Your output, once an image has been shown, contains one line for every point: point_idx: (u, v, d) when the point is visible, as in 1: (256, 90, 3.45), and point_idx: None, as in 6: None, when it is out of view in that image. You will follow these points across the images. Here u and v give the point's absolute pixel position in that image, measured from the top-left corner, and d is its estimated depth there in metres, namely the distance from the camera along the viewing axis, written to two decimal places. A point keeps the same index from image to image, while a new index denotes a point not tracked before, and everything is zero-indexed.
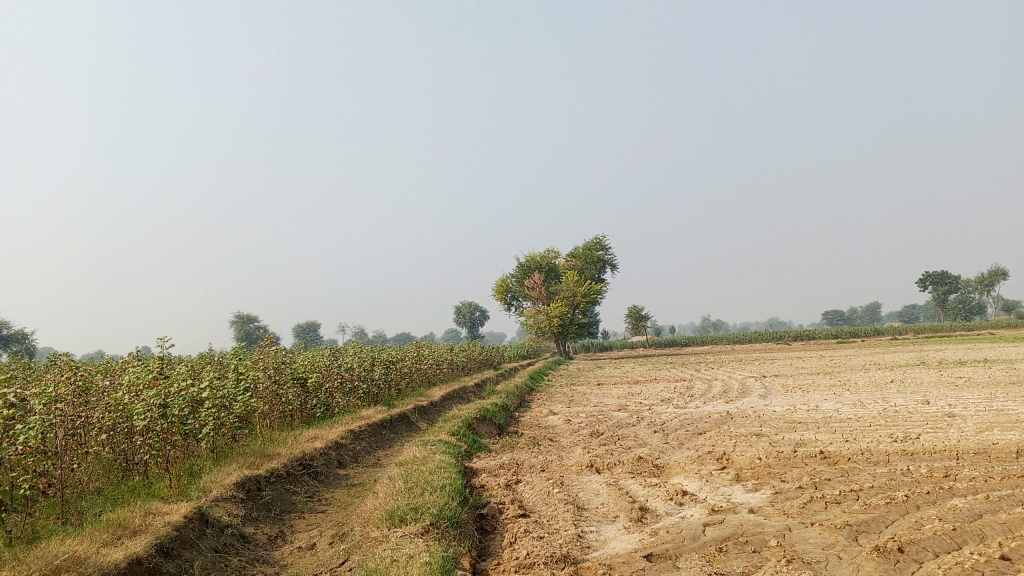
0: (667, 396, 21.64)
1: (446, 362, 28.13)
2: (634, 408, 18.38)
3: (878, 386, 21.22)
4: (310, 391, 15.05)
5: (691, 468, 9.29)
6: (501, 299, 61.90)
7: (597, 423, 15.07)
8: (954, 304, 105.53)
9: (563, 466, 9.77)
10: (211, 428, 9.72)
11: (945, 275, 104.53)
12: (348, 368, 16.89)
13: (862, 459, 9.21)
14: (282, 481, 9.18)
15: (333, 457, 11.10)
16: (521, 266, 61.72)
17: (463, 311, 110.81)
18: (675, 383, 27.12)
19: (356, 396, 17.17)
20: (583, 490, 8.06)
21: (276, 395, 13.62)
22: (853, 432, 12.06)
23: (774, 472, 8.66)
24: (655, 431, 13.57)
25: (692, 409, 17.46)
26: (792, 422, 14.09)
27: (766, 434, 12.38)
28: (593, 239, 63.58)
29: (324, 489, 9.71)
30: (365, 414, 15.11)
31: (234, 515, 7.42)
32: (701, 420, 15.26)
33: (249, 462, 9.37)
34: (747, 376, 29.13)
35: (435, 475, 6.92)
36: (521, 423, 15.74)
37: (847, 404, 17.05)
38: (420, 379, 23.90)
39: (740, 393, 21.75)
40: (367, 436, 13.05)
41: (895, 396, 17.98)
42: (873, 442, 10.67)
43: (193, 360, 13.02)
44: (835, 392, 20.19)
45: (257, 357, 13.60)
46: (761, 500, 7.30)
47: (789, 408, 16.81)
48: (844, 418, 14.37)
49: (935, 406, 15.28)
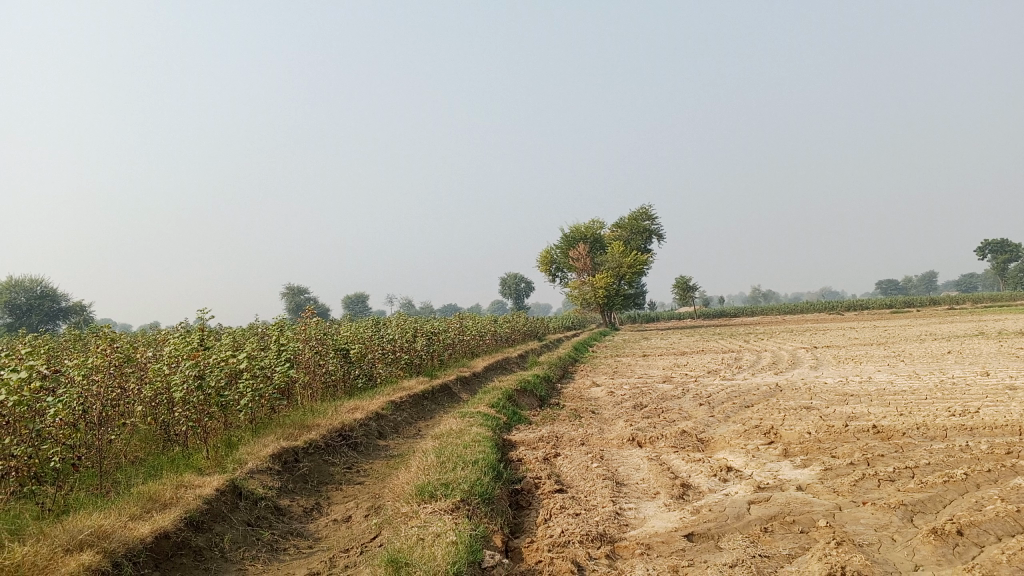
0: (714, 367, 21.22)
1: (490, 333, 28.03)
2: (679, 380, 18.03)
3: (934, 358, 20.50)
4: (352, 362, 15.02)
5: (736, 442, 8.97)
6: (546, 270, 61.58)
7: (641, 395, 14.78)
8: (1015, 273, 102.17)
9: (604, 439, 9.52)
10: (249, 399, 9.69)
11: (1005, 244, 101.15)
12: (390, 338, 16.84)
13: (918, 434, 8.79)
14: (320, 453, 9.11)
15: (374, 428, 11.02)
16: (566, 236, 61.25)
17: (509, 282, 110.72)
18: (723, 355, 26.65)
19: (398, 367, 17.12)
20: (623, 465, 7.81)
21: (317, 366, 13.60)
22: (908, 405, 11.58)
23: (824, 448, 8.30)
24: (701, 404, 13.24)
25: (739, 381, 17.07)
26: (844, 394, 13.64)
27: (817, 407, 11.97)
28: (639, 209, 62.75)
29: (363, 460, 9.64)
30: (406, 385, 15.03)
31: (270, 487, 7.36)
32: (749, 392, 14.87)
33: (286, 434, 9.32)
34: (797, 347, 28.46)
35: (470, 448, 6.73)
36: (563, 395, 15.54)
37: (902, 376, 16.48)
38: (464, 350, 23.83)
39: (789, 365, 21.23)
40: (408, 406, 12.96)
41: (952, 369, 17.32)
42: (929, 416, 10.21)
43: (235, 331, 13.04)
44: (889, 364, 19.57)
45: (298, 328, 13.57)
46: (810, 477, 6.98)
47: (840, 380, 16.32)
48: (899, 390, 13.86)
49: (995, 379, 14.65)
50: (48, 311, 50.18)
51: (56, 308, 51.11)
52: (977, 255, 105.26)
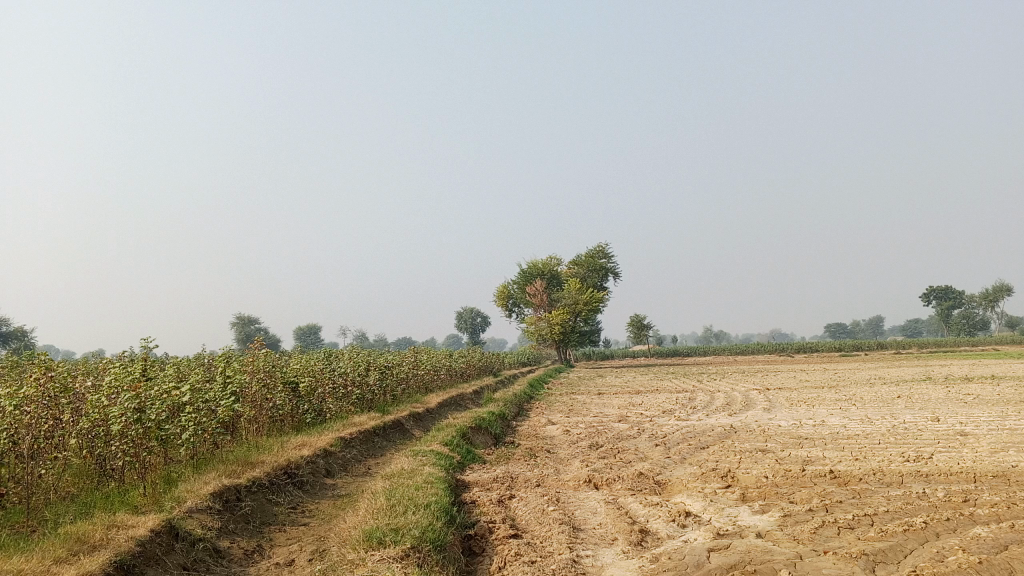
0: (669, 407, 21.17)
1: (445, 368, 27.69)
2: (634, 420, 17.92)
3: (885, 402, 20.68)
4: (301, 395, 14.61)
5: (693, 486, 8.83)
6: (502, 305, 61.44)
7: (596, 435, 14.61)
8: (957, 319, 104.93)
9: (559, 481, 9.30)
10: (192, 433, 9.29)
11: (949, 290, 103.96)
12: (342, 372, 16.45)
13: (874, 480, 8.75)
14: (263, 491, 8.74)
15: (321, 466, 10.66)
16: (523, 272, 61.30)
17: (464, 317, 110.31)
18: (677, 394, 26.68)
19: (349, 402, 16.72)
20: (579, 508, 7.60)
21: (265, 400, 13.18)
22: (862, 450, 11.58)
23: (782, 493, 8.20)
24: (656, 444, 13.11)
25: (694, 422, 17.01)
26: (798, 438, 13.63)
27: (772, 451, 11.91)
28: (596, 247, 63.16)
29: (309, 499, 9.28)
30: (357, 420, 14.65)
31: (209, 528, 7.00)
32: (703, 433, 14.80)
33: (229, 470, 8.93)
34: (750, 388, 28.62)
35: (421, 491, 6.46)
36: (518, 433, 15.30)
37: (854, 419, 16.57)
38: (417, 385, 23.46)
39: (743, 406, 21.26)
40: (358, 443, 12.61)
41: (903, 413, 17.48)
42: (884, 462, 10.20)
43: (179, 361, 12.58)
44: (841, 407, 19.71)
45: (246, 360, 13.16)
46: (769, 524, 6.84)
47: (794, 423, 16.35)
48: (852, 434, 13.90)
49: (945, 424, 14.80)
50: None
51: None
52: (922, 301, 107.95)
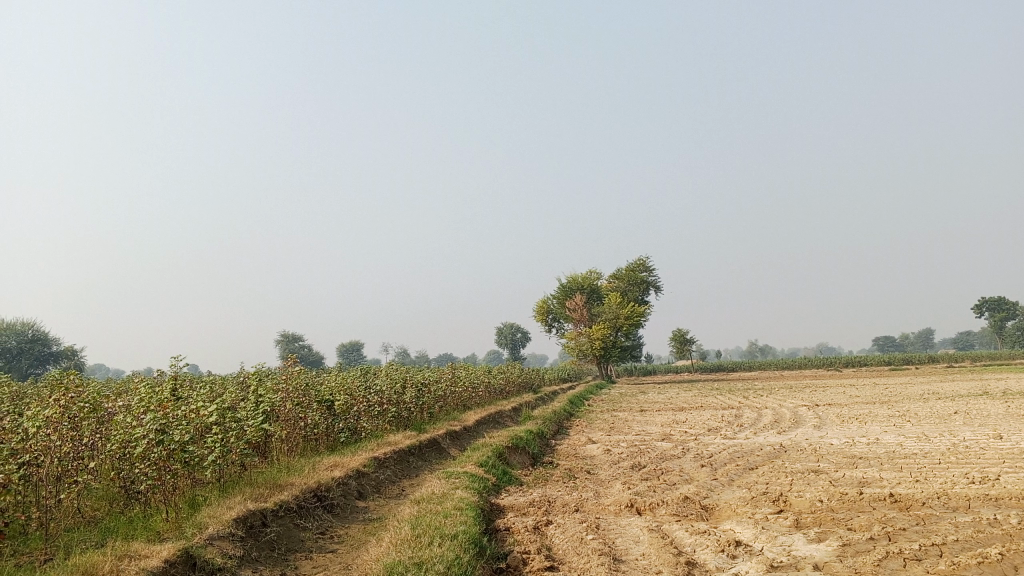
0: (713, 425, 20.49)
1: (484, 385, 27.31)
2: (678, 438, 17.31)
3: (942, 418, 19.76)
4: (336, 414, 14.33)
5: (742, 511, 8.30)
6: (542, 321, 60.96)
7: (638, 455, 14.07)
8: (1012, 331, 101.72)
9: (599, 505, 8.83)
10: (217, 455, 8.99)
11: (1003, 301, 100.98)
12: (378, 390, 16.16)
13: (939, 504, 8.14)
14: (290, 516, 8.42)
15: (353, 488, 10.32)
16: (563, 287, 60.80)
17: (505, 333, 110.00)
18: (722, 410, 25.98)
19: (385, 420, 16.39)
20: (621, 536, 7.13)
21: (300, 419, 12.92)
22: (922, 471, 10.89)
23: (838, 519, 7.64)
24: (702, 465, 12.54)
25: (740, 440, 16.36)
26: (852, 457, 12.95)
27: (825, 471, 11.29)
28: (637, 261, 62.44)
29: (339, 524, 8.93)
30: (392, 439, 14.31)
31: (230, 556, 6.69)
32: (751, 452, 14.18)
33: (255, 494, 8.61)
34: (798, 404, 27.74)
35: (450, 519, 6.06)
36: (557, 453, 14.82)
37: (910, 437, 15.78)
38: (455, 402, 23.11)
39: (791, 423, 20.51)
40: (392, 463, 12.25)
41: (961, 430, 16.63)
42: (947, 484, 9.53)
43: (211, 380, 12.36)
44: (895, 424, 18.86)
45: (278, 378, 12.91)
46: (827, 555, 6.30)
47: (846, 441, 15.64)
48: (910, 453, 13.18)
49: (1009, 441, 13.98)
50: (39, 355, 49.39)
51: (47, 351, 50.32)
52: (975, 312, 105.04)
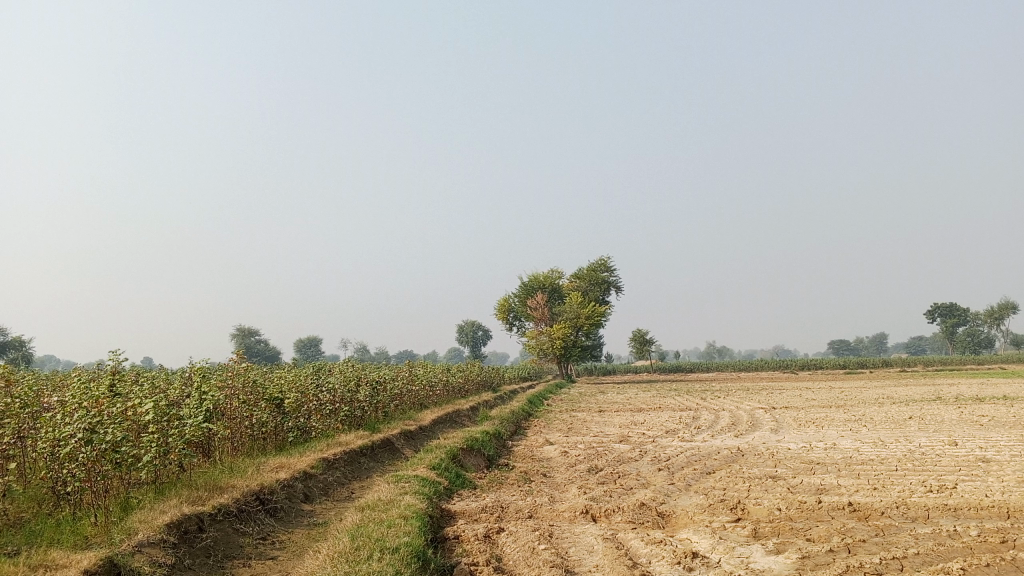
0: (671, 427, 20.36)
1: (441, 383, 26.95)
2: (636, 440, 17.14)
3: (897, 423, 19.86)
4: (285, 412, 13.87)
5: (700, 519, 8.09)
6: (503, 319, 60.70)
7: (595, 457, 13.82)
8: (963, 337, 103.85)
9: (553, 511, 8.55)
10: (154, 456, 8.53)
11: (954, 308, 103.15)
12: (330, 388, 15.70)
13: (898, 514, 8.00)
14: (229, 520, 8.01)
15: (299, 490, 9.92)
16: (525, 286, 60.57)
17: (466, 330, 109.51)
18: (680, 412, 25.93)
19: (337, 419, 15.95)
20: (574, 546, 6.85)
21: (247, 417, 12.45)
22: (879, 477, 10.81)
23: (797, 529, 7.46)
24: (659, 469, 12.34)
25: (698, 444, 16.24)
26: (810, 462, 12.85)
27: (782, 477, 11.16)
28: (599, 260, 62.49)
29: (282, 528, 8.54)
30: (344, 439, 13.89)
31: (159, 564, 6.29)
32: (709, 456, 14.03)
33: (192, 496, 8.18)
34: (755, 407, 27.78)
35: (394, 529, 5.73)
36: (513, 455, 14.54)
37: (867, 442, 15.75)
38: (412, 400, 22.71)
39: (749, 426, 20.46)
40: (343, 464, 11.85)
41: (916, 435, 16.68)
42: (904, 492, 9.43)
43: (151, 376, 11.82)
44: (851, 428, 18.89)
45: (224, 375, 12.42)
46: (787, 568, 6.08)
47: (803, 446, 15.59)
48: (867, 459, 13.14)
49: (963, 448, 14.02)
50: None
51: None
52: (927, 318, 107.14)
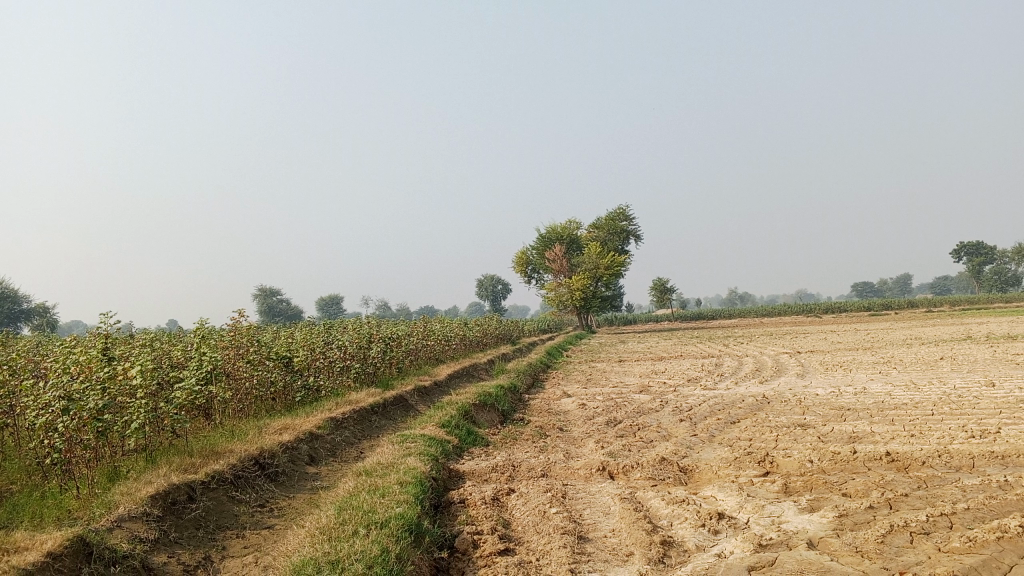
0: (694, 375, 19.77)
1: (459, 337, 26.49)
2: (657, 390, 16.57)
3: (928, 365, 19.18)
4: (294, 370, 13.42)
5: (725, 474, 7.53)
6: (521, 271, 60.12)
7: (615, 409, 13.27)
8: (989, 276, 102.12)
9: (568, 469, 8.02)
10: (143, 423, 8.06)
11: (980, 246, 101.22)
12: (340, 345, 15.23)
13: (940, 464, 7.40)
14: (224, 488, 7.57)
15: (303, 452, 9.47)
16: (542, 237, 59.76)
17: (485, 284, 109.11)
18: (702, 360, 25.32)
19: (349, 377, 15.51)
20: (589, 508, 6.32)
21: (253, 378, 12.01)
22: (915, 423, 10.18)
23: (830, 483, 6.89)
24: (681, 420, 11.76)
25: (722, 392, 15.68)
26: (840, 409, 12.23)
27: (812, 425, 10.57)
28: (617, 209, 61.48)
29: (282, 494, 8.09)
30: (354, 397, 13.42)
31: (141, 541, 5.84)
32: (733, 405, 13.46)
33: (183, 463, 7.71)
34: (779, 352, 27.11)
35: (388, 500, 5.22)
36: (530, 409, 14.03)
37: (898, 386, 15.10)
38: (427, 354, 22.26)
39: (774, 372, 19.81)
40: (352, 423, 11.39)
41: (950, 377, 15.98)
42: (945, 439, 8.81)
43: (149, 338, 11.36)
44: (880, 371, 18.22)
45: (226, 335, 11.95)
46: (823, 529, 5.51)
47: (832, 391, 14.96)
48: (900, 403, 12.51)
49: (1002, 389, 13.33)
50: (10, 312, 48.15)
51: (17, 309, 48.88)
52: (953, 257, 105.39)
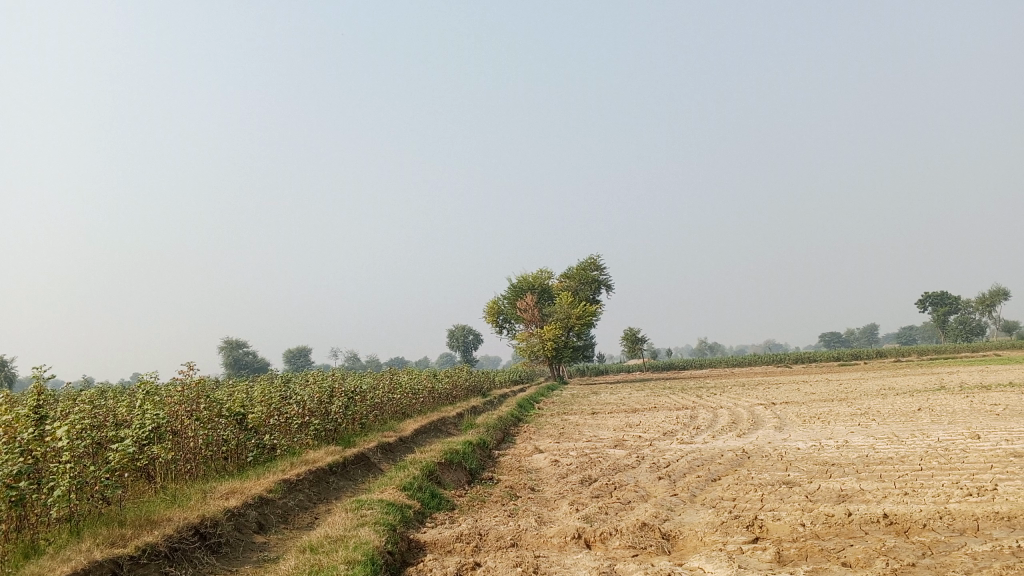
0: (669, 428, 19.15)
1: (427, 390, 25.67)
2: (632, 444, 15.92)
3: (906, 415, 18.77)
4: (247, 428, 12.62)
5: (710, 541, 6.90)
6: (492, 322, 59.44)
7: (589, 466, 12.60)
8: (954, 325, 103.40)
9: (540, 537, 7.33)
10: (69, 490, 7.26)
11: (945, 295, 102.58)
12: (298, 401, 14.43)
13: (941, 527, 6.85)
14: (156, 563, 6.78)
15: (251, 519, 8.68)
16: (513, 287, 59.26)
17: (456, 334, 108.10)
18: (677, 412, 24.74)
19: (308, 434, 14.68)
20: None
21: (202, 437, 11.20)
22: (906, 480, 9.64)
23: (827, 551, 6.29)
24: (659, 478, 11.12)
25: (700, 446, 15.09)
26: (824, 464, 11.68)
27: (797, 483, 9.99)
28: (587, 259, 61.35)
29: (223, 568, 7.30)
30: (312, 456, 12.60)
31: None
32: (712, 460, 12.85)
33: (111, 536, 6.91)
34: (754, 404, 26.57)
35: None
36: (499, 466, 13.30)
37: (881, 438, 14.58)
38: (393, 408, 21.43)
39: (750, 424, 19.26)
40: (307, 486, 10.60)
41: (932, 428, 15.51)
42: (940, 497, 8.28)
43: (88, 395, 10.54)
44: (859, 423, 17.73)
45: (174, 391, 11.15)
46: None
47: (813, 444, 14.43)
48: (886, 457, 11.99)
49: (987, 441, 12.88)
50: None
51: None
52: (918, 307, 106.61)
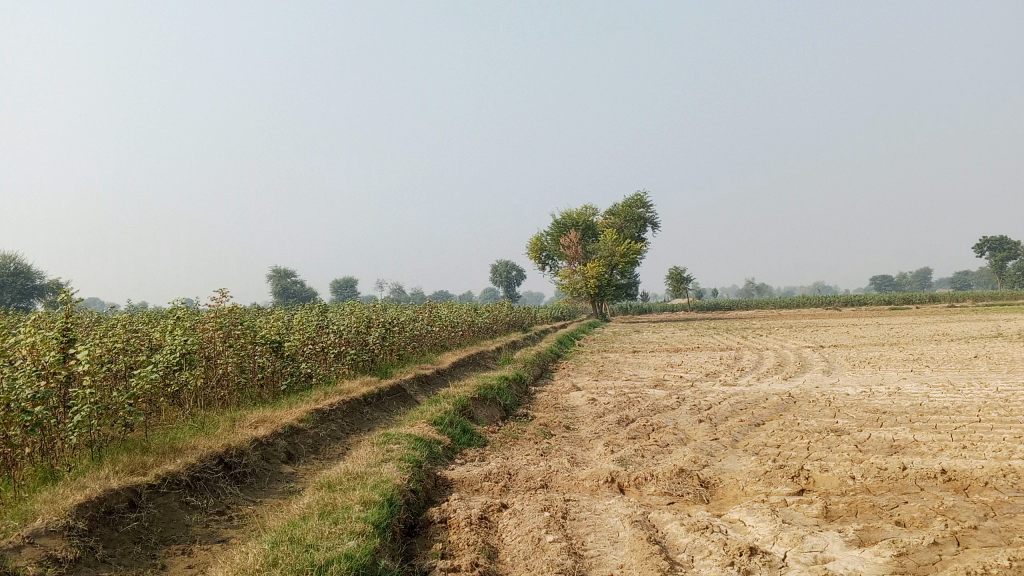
0: (711, 369, 18.67)
1: (467, 323, 25.46)
2: (673, 384, 15.50)
3: (962, 363, 18.01)
4: (282, 356, 12.47)
5: (753, 491, 6.50)
6: (535, 257, 58.98)
7: (627, 406, 12.22)
8: (1013, 271, 100.07)
9: (572, 480, 6.99)
10: (90, 415, 7.09)
11: (1004, 241, 99.00)
12: (334, 330, 14.23)
13: (1005, 486, 6.33)
14: (177, 492, 6.61)
15: (280, 449, 8.51)
16: (557, 223, 58.55)
17: (501, 269, 107.92)
18: (720, 353, 24.22)
19: (344, 364, 14.53)
20: (594, 534, 5.32)
21: (235, 364, 11.05)
22: (964, 432, 9.08)
23: (880, 507, 5.84)
24: (700, 421, 10.69)
25: (744, 389, 14.59)
26: (875, 412, 11.13)
27: (847, 431, 9.49)
28: (634, 196, 60.26)
29: (247, 499, 7.11)
30: (345, 386, 12.44)
31: (54, 562, 4.88)
32: (756, 404, 12.36)
33: (132, 463, 6.74)
34: (801, 346, 25.86)
35: (338, 543, 4.26)
36: (535, 403, 13.01)
37: (935, 386, 13.92)
38: (432, 340, 21.27)
39: (796, 367, 18.66)
40: (340, 416, 10.42)
41: (991, 378, 14.78)
42: (1002, 453, 7.73)
43: (120, 319, 10.41)
44: (912, 369, 17.03)
45: (207, 317, 10.98)
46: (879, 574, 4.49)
47: (863, 390, 13.84)
48: (942, 407, 11.38)
49: None
50: None
51: None
52: (977, 251, 103.24)
